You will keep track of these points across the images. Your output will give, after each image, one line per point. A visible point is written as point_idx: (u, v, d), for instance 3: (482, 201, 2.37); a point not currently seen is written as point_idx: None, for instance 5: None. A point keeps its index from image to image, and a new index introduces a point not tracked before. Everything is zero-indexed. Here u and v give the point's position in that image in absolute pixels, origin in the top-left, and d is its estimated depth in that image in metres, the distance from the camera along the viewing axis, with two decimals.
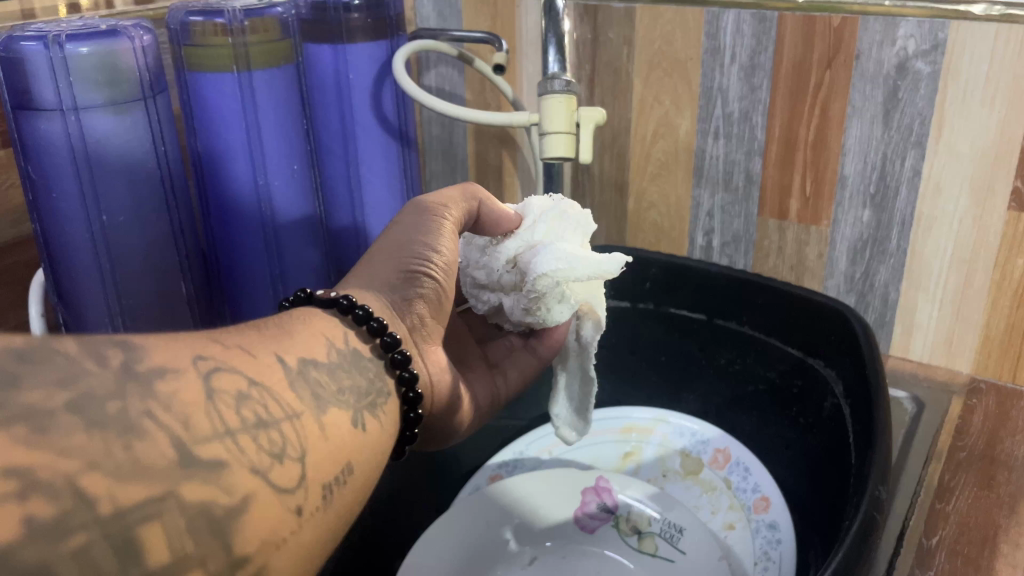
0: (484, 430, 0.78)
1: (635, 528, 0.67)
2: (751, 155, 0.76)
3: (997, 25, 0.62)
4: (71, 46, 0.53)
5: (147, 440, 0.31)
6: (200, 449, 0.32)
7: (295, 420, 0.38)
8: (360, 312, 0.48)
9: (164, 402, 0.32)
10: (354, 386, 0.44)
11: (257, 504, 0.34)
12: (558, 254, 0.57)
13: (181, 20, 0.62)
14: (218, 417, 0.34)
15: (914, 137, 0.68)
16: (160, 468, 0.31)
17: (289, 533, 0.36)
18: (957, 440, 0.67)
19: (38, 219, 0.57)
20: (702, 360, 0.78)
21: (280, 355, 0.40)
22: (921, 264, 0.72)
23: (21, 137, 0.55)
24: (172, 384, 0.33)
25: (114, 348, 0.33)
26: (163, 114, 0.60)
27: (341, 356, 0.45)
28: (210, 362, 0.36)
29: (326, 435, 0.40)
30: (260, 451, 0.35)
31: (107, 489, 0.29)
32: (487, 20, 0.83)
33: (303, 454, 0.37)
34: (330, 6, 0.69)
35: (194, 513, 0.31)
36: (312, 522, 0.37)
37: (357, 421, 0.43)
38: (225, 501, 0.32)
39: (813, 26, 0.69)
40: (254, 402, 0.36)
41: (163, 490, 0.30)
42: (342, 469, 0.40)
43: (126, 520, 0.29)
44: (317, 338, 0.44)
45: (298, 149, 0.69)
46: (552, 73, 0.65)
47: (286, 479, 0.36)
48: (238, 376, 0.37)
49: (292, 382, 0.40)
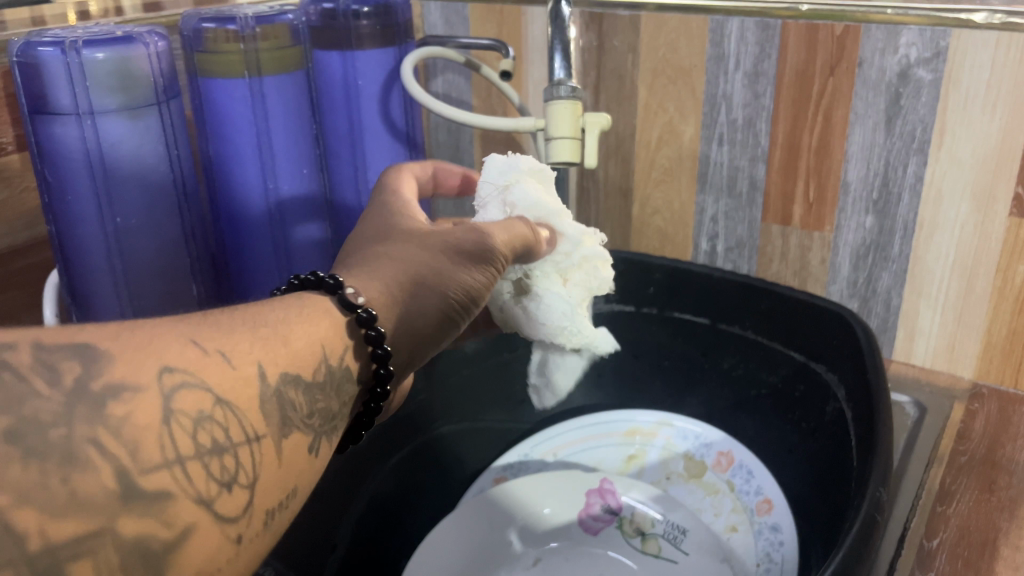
0: (486, 435, 0.79)
1: (639, 530, 0.67)
2: (754, 161, 0.77)
3: (998, 33, 0.63)
4: (88, 52, 0.54)
5: (88, 471, 0.30)
6: (145, 481, 0.31)
7: (254, 445, 0.36)
8: (373, 333, 0.44)
9: (114, 428, 0.31)
10: (325, 407, 0.42)
11: (197, 535, 0.33)
12: (569, 308, 0.64)
13: (194, 26, 0.63)
14: (169, 443, 0.32)
15: (916, 143, 0.69)
16: (99, 505, 0.30)
17: (225, 561, 0.34)
18: (958, 445, 0.68)
19: (53, 222, 0.58)
20: (706, 364, 0.79)
21: (262, 367, 0.37)
22: (923, 270, 0.72)
23: (37, 141, 0.56)
24: (127, 405, 0.32)
25: (71, 361, 0.31)
26: (176, 120, 0.61)
27: (329, 375, 0.42)
28: (178, 376, 0.34)
29: (282, 461, 0.38)
30: (209, 480, 0.34)
31: (37, 523, 0.28)
32: (494, 26, 0.85)
33: (254, 481, 0.36)
34: (339, 14, 0.71)
35: (130, 549, 0.30)
36: (251, 548, 0.36)
37: (314, 447, 0.41)
38: (164, 534, 0.31)
39: (816, 33, 0.70)
40: (214, 424, 0.34)
41: (99, 525, 0.29)
42: (287, 494, 0.39)
43: (57, 557, 0.28)
44: (312, 350, 0.41)
45: (308, 153, 0.70)
46: (558, 78, 0.65)
47: (232, 507, 0.35)
48: (203, 393, 0.34)
49: (264, 401, 0.37)
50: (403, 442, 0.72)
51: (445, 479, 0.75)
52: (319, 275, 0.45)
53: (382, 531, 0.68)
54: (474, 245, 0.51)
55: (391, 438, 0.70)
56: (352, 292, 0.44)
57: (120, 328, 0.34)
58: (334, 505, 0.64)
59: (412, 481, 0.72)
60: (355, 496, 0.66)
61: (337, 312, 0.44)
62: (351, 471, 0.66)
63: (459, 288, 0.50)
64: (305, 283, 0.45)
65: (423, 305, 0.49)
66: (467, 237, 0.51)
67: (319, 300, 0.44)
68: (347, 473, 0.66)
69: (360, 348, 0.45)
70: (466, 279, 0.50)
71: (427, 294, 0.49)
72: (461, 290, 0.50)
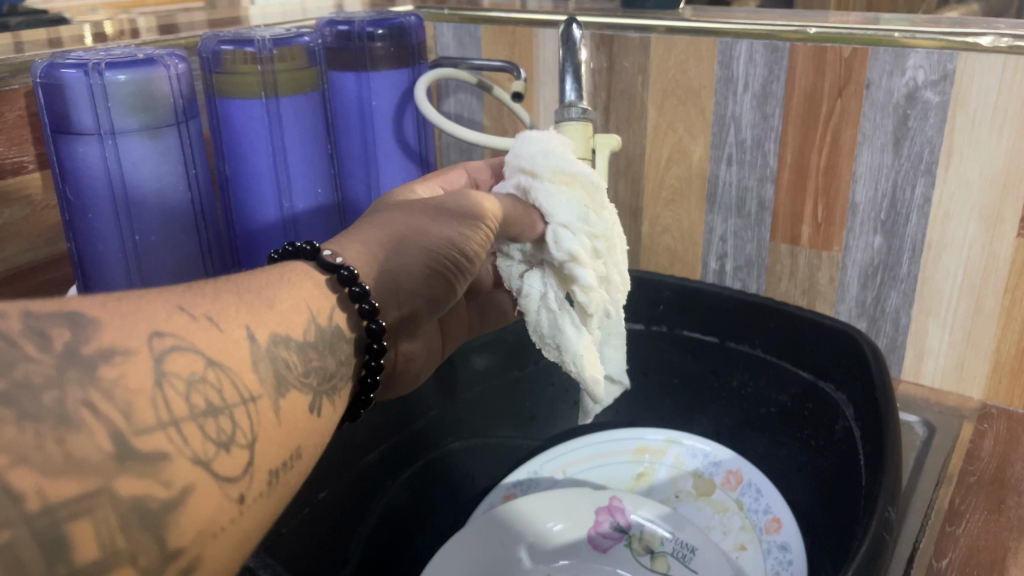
0: (496, 452, 0.80)
1: (647, 548, 0.68)
2: (762, 181, 0.78)
3: (1005, 56, 0.64)
4: (110, 74, 0.55)
5: (82, 433, 0.29)
6: (140, 442, 0.31)
7: (250, 405, 0.36)
8: (357, 289, 0.45)
9: (107, 390, 0.31)
10: (322, 367, 0.42)
11: (197, 495, 0.33)
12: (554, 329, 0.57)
13: (213, 48, 0.64)
14: (163, 405, 0.32)
15: (924, 164, 0.69)
16: (94, 463, 0.29)
17: (228, 520, 0.34)
18: (968, 464, 0.67)
19: (72, 239, 0.60)
20: (715, 383, 0.79)
21: (251, 331, 0.37)
22: (932, 289, 0.73)
23: (59, 159, 0.58)
24: (119, 368, 0.31)
25: (60, 324, 0.31)
26: (195, 140, 0.62)
27: (320, 335, 0.42)
28: (168, 340, 0.33)
29: (281, 421, 0.38)
30: (205, 440, 0.33)
31: (35, 484, 0.28)
32: (506, 48, 0.87)
33: (253, 441, 0.36)
34: (354, 36, 0.72)
35: (126, 509, 0.30)
36: (256, 510, 0.36)
37: (316, 406, 0.41)
38: (162, 494, 0.31)
39: (824, 56, 0.71)
40: (207, 386, 0.34)
41: (96, 485, 0.29)
42: (292, 455, 0.39)
43: (55, 517, 0.28)
44: (299, 312, 0.41)
45: (323, 173, 0.71)
46: (569, 100, 0.66)
47: (231, 468, 0.34)
48: (195, 356, 0.34)
49: (257, 361, 0.37)
50: (414, 458, 0.72)
51: (455, 495, 0.76)
52: (308, 242, 0.45)
53: (394, 545, 0.69)
54: (458, 204, 0.52)
55: (403, 455, 0.71)
56: (329, 254, 0.45)
57: (114, 299, 0.34)
58: (345, 520, 0.65)
59: (422, 497, 0.72)
60: (368, 511, 0.67)
61: (318, 273, 0.44)
62: (365, 484, 0.67)
63: (447, 245, 0.50)
64: (300, 250, 0.46)
65: (415, 251, 0.49)
66: (451, 200, 0.52)
67: (302, 266, 0.44)
68: (359, 490, 0.66)
69: (348, 307, 0.45)
70: (454, 235, 0.51)
71: (416, 245, 0.49)
72: (448, 245, 0.50)
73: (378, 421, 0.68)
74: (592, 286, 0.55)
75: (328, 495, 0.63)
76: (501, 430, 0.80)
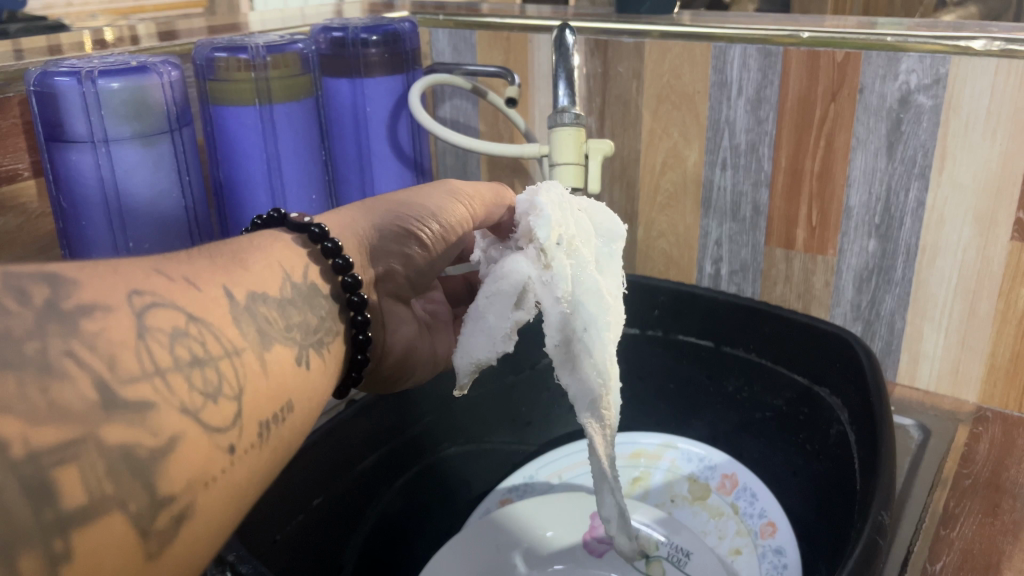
0: (494, 456, 0.81)
1: (643, 553, 0.67)
2: (757, 185, 0.78)
3: (997, 60, 0.64)
4: (103, 82, 0.55)
5: (66, 381, 0.29)
6: (124, 391, 0.31)
7: (234, 357, 0.36)
8: (329, 244, 0.46)
9: (88, 342, 0.30)
10: (303, 321, 0.43)
11: (185, 444, 0.32)
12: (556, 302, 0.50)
13: (206, 56, 0.64)
14: (147, 355, 0.32)
15: (917, 168, 0.69)
16: (79, 411, 0.29)
17: (218, 471, 0.34)
18: (963, 468, 0.67)
19: (66, 245, 0.60)
20: (711, 387, 0.79)
21: (228, 290, 0.38)
22: (926, 295, 0.73)
23: (53, 168, 0.58)
24: (100, 322, 0.31)
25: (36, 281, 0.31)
26: (189, 148, 0.63)
27: (296, 291, 0.43)
28: (147, 297, 0.34)
29: (268, 373, 0.38)
30: (192, 391, 0.33)
31: (20, 432, 0.27)
32: (500, 54, 0.87)
33: (239, 393, 0.36)
34: (349, 42, 0.72)
35: (114, 456, 0.29)
36: (244, 463, 0.36)
37: (302, 359, 0.41)
38: (150, 442, 0.31)
39: (818, 60, 0.71)
40: (191, 339, 0.35)
41: (81, 432, 0.29)
42: (281, 408, 0.39)
43: (40, 464, 0.27)
44: (272, 270, 0.43)
45: (316, 180, 0.71)
46: (562, 106, 0.66)
47: (220, 417, 0.34)
48: (176, 312, 0.35)
49: (238, 317, 0.38)
50: (410, 464, 0.72)
51: (453, 497, 0.77)
52: (274, 212, 0.49)
53: (388, 550, 0.69)
54: (447, 189, 0.55)
55: (399, 462, 0.71)
56: (297, 217, 0.48)
57: (90, 265, 0.34)
58: (341, 526, 0.65)
59: (418, 502, 0.73)
60: (362, 517, 0.67)
61: (288, 234, 0.46)
62: (362, 490, 0.67)
63: (427, 218, 0.54)
64: (268, 222, 0.49)
65: (389, 222, 0.53)
66: (439, 185, 0.56)
67: (272, 230, 0.47)
68: (353, 497, 0.66)
69: (321, 263, 0.47)
70: (432, 204, 0.54)
71: (392, 211, 0.53)
72: (431, 222, 0.54)
73: (370, 427, 0.67)
74: (542, 215, 0.51)
75: (320, 502, 0.63)
76: (495, 436, 0.80)
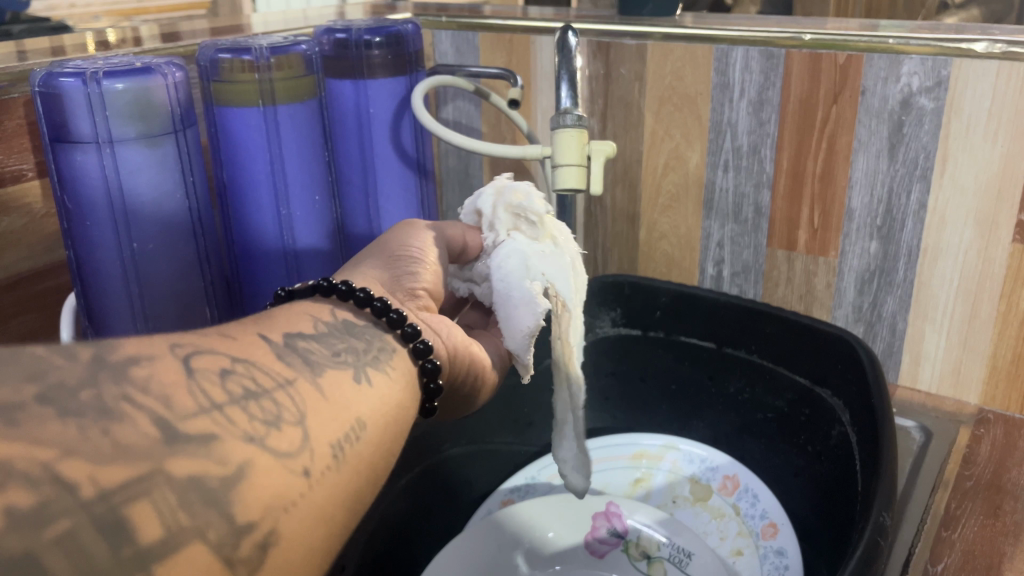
0: (493, 458, 0.81)
1: (645, 553, 0.68)
2: (759, 187, 0.78)
3: (998, 63, 0.64)
4: (107, 83, 0.56)
5: (125, 423, 0.30)
6: (185, 426, 0.32)
7: (288, 388, 0.38)
8: (342, 286, 0.48)
9: (141, 386, 0.32)
10: (348, 348, 0.45)
11: (255, 469, 0.33)
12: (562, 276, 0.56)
13: (210, 57, 0.65)
14: (201, 394, 0.34)
15: (919, 170, 0.69)
16: (142, 447, 0.30)
17: (297, 494, 0.35)
18: (964, 470, 0.67)
19: (71, 246, 0.60)
20: (713, 389, 0.79)
21: (264, 335, 0.41)
22: (927, 296, 0.73)
23: (58, 169, 0.58)
24: (148, 368, 0.33)
25: (86, 346, 0.33)
26: (192, 148, 0.63)
27: (330, 327, 0.46)
28: (189, 348, 0.37)
29: (327, 397, 0.40)
30: (252, 420, 0.35)
31: (87, 473, 0.28)
32: (502, 56, 0.87)
33: (302, 417, 0.37)
34: (351, 44, 0.73)
35: (184, 486, 0.30)
36: (325, 484, 0.36)
37: (360, 377, 0.43)
38: (218, 470, 0.32)
39: (819, 63, 0.71)
40: (240, 376, 0.37)
41: (145, 469, 0.29)
42: (353, 426, 0.40)
43: (111, 502, 0.28)
44: (300, 317, 0.45)
45: (320, 180, 0.71)
46: (564, 108, 0.66)
47: (287, 442, 0.35)
48: (220, 356, 0.37)
49: (282, 355, 0.40)
50: (411, 465, 0.72)
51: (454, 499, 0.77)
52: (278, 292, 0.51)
53: (388, 552, 0.68)
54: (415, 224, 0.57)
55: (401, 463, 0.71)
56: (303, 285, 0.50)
57: None
58: None
59: (419, 504, 0.73)
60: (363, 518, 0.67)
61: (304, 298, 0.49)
62: None
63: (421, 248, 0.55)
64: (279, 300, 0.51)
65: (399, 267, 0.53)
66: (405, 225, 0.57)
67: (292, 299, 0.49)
68: None
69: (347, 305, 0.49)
70: (417, 236, 0.55)
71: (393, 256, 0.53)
72: (426, 249, 0.55)
73: None
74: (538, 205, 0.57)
75: None
76: (495, 437, 0.80)
